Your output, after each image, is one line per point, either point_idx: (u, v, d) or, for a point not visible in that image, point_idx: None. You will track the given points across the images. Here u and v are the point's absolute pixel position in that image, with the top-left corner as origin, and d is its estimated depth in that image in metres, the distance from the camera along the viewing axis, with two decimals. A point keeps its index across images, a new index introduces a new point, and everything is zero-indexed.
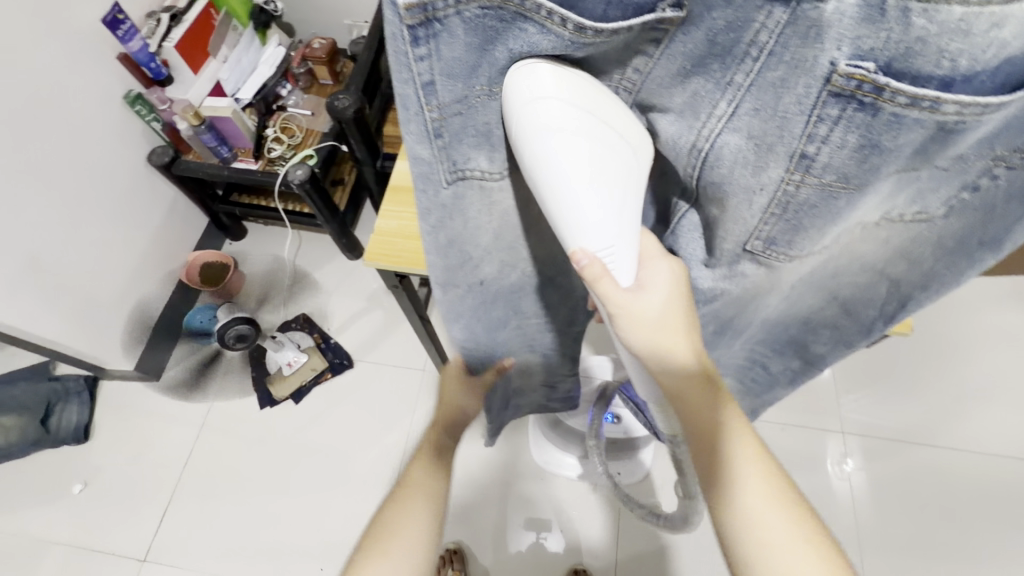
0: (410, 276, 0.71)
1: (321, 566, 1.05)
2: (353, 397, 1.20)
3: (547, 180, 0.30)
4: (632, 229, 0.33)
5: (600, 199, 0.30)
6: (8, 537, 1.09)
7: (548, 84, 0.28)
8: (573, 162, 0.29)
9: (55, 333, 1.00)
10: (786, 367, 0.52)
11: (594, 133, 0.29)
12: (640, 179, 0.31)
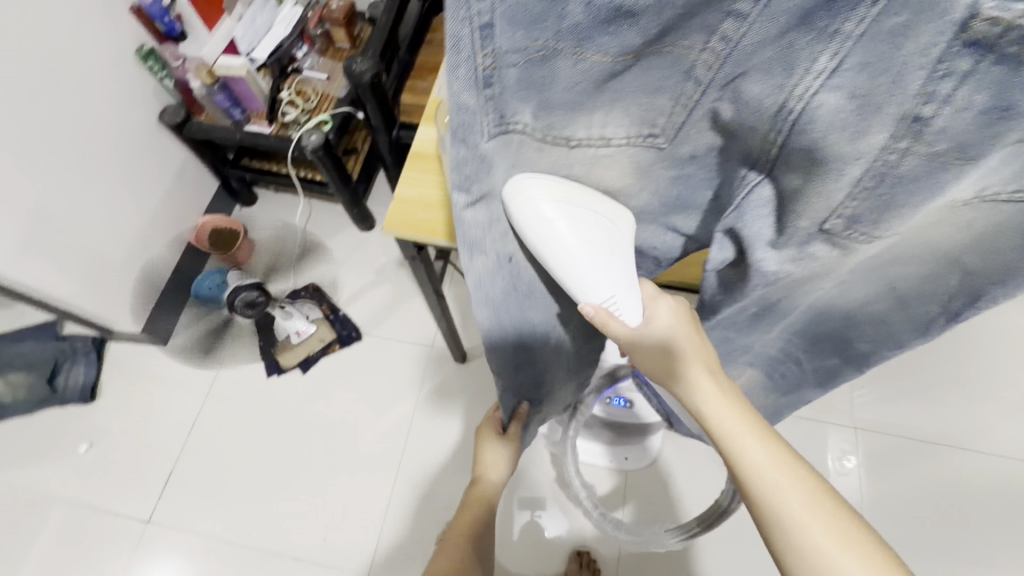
0: (428, 248, 0.68)
1: (324, 536, 1.05)
2: (360, 370, 1.19)
3: (555, 254, 0.37)
4: (626, 280, 0.39)
5: (598, 260, 0.37)
6: (15, 492, 1.10)
7: (538, 190, 0.35)
8: (569, 241, 0.36)
9: (65, 292, 0.99)
10: (821, 363, 0.50)
11: (579, 219, 0.36)
12: (626, 244, 0.39)
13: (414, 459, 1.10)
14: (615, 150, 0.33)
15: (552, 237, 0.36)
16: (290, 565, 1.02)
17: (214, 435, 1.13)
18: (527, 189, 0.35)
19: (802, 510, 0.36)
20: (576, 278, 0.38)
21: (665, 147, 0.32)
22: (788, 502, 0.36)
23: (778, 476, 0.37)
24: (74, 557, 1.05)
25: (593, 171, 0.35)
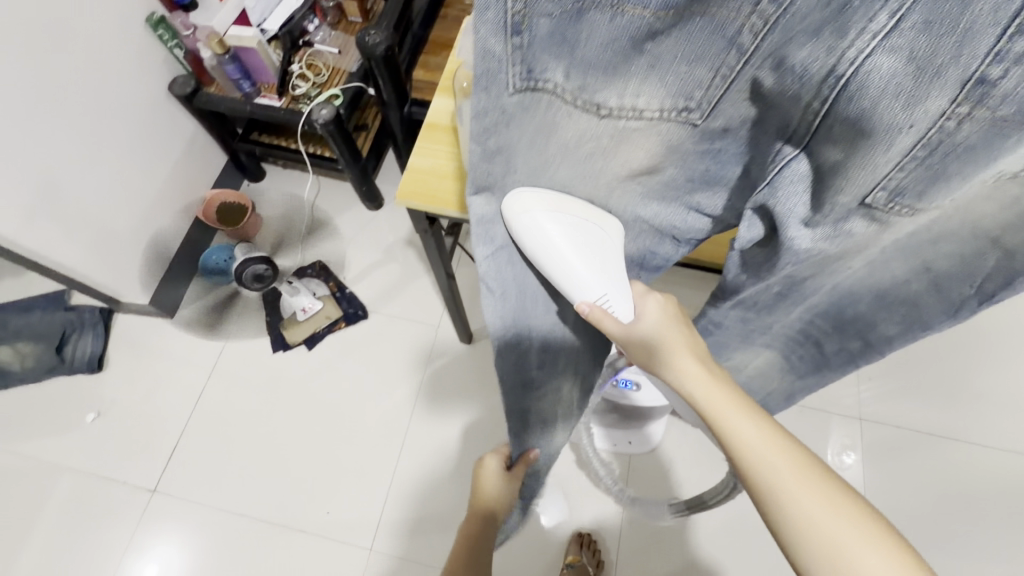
0: (440, 221, 0.68)
1: (327, 510, 1.05)
2: (366, 348, 1.19)
3: (551, 259, 0.41)
4: (617, 278, 0.43)
5: (589, 264, 0.41)
6: (23, 459, 1.11)
7: (531, 201, 0.39)
8: (563, 244, 0.40)
9: (74, 261, 0.98)
10: (843, 346, 0.50)
11: (570, 225, 0.40)
12: (615, 251, 0.42)
13: (419, 437, 1.11)
14: (647, 127, 0.31)
15: (547, 245, 0.40)
16: (295, 537, 1.04)
17: (220, 408, 1.13)
18: (522, 204, 0.39)
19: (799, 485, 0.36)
20: (570, 280, 0.42)
21: (699, 123, 0.31)
22: (787, 481, 0.37)
23: (776, 457, 0.38)
24: (82, 524, 1.06)
25: (621, 148, 0.34)
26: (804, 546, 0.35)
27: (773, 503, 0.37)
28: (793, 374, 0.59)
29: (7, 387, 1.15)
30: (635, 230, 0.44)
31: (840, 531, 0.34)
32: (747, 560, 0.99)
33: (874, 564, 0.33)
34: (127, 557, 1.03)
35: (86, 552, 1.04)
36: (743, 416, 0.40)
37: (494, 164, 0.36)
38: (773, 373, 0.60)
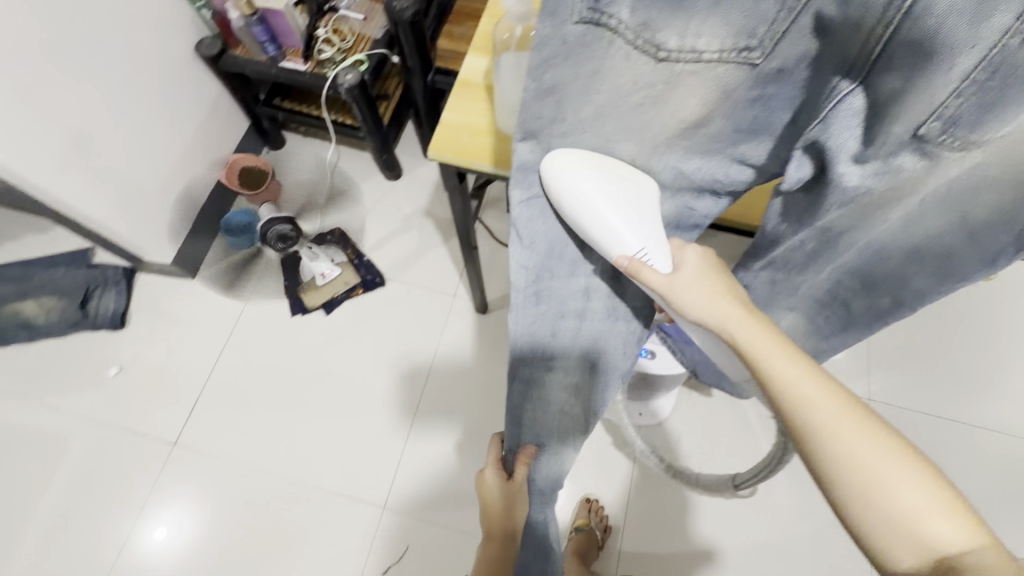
0: (468, 179, 0.69)
1: (343, 468, 1.08)
2: (383, 315, 1.21)
3: (586, 212, 0.46)
4: (656, 236, 0.47)
5: (624, 214, 0.45)
6: (49, 409, 1.14)
7: (575, 161, 0.45)
8: (602, 196, 0.45)
9: (104, 217, 1.01)
10: (871, 305, 0.51)
11: (610, 181, 0.45)
12: (647, 203, 0.46)
13: (433, 402, 1.13)
14: (706, 68, 0.34)
15: (576, 201, 0.46)
16: (311, 493, 1.07)
17: (240, 368, 1.16)
18: (554, 170, 0.46)
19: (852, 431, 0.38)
20: (606, 230, 0.46)
21: (758, 62, 0.33)
22: (829, 416, 0.39)
23: (824, 399, 0.40)
24: (104, 474, 1.09)
25: (675, 94, 0.37)
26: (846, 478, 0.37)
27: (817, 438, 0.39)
28: (816, 338, 0.61)
29: (32, 340, 1.18)
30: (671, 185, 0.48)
31: (880, 461, 0.37)
32: (751, 530, 1.01)
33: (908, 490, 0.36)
34: (148, 507, 1.07)
35: (108, 501, 1.07)
36: (787, 359, 0.42)
37: (548, 101, 0.41)
38: (794, 335, 0.63)
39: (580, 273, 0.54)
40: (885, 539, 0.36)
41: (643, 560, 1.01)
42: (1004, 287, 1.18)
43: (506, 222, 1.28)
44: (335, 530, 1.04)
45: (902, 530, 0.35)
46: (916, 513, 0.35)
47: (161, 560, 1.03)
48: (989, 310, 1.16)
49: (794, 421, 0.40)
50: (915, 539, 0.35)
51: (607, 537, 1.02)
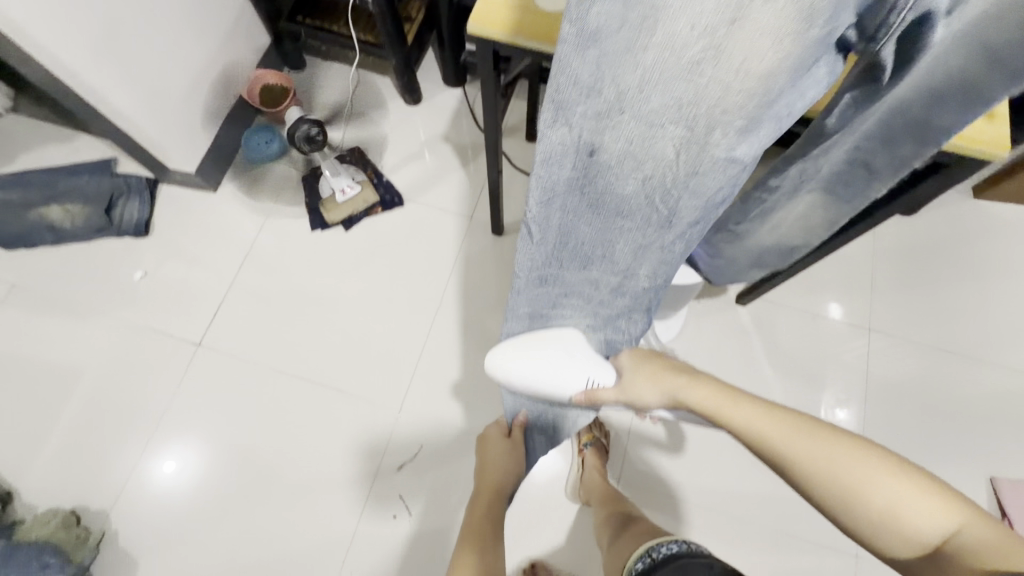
0: (501, 61, 0.76)
1: (361, 374, 1.14)
2: (401, 234, 1.24)
3: (542, 371, 0.73)
4: (592, 369, 0.72)
5: (566, 375, 0.72)
6: (75, 308, 1.18)
7: (512, 365, 0.74)
8: (540, 371, 0.73)
9: (136, 114, 1.02)
10: (894, 155, 0.59)
11: (538, 360, 0.73)
12: (578, 350, 0.74)
13: (448, 316, 1.17)
14: None
15: (533, 366, 0.73)
16: (330, 394, 1.12)
17: (262, 277, 1.20)
18: (513, 347, 0.75)
19: (839, 462, 0.50)
20: (557, 382, 0.73)
21: None
22: (800, 448, 0.52)
23: (796, 437, 0.53)
24: (128, 372, 1.13)
25: (733, 37, 0.41)
26: (830, 500, 0.50)
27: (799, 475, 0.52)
28: (835, 209, 0.71)
29: (58, 244, 1.21)
30: (716, 173, 0.52)
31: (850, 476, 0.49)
32: (742, 440, 1.09)
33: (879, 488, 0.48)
34: (172, 403, 1.11)
35: (132, 396, 1.12)
36: (747, 413, 0.57)
37: (588, 55, 0.44)
38: (810, 213, 0.73)
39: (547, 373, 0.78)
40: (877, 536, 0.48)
41: (642, 465, 1.08)
42: (1006, 233, 1.22)
43: (523, 149, 1.31)
44: (354, 429, 1.10)
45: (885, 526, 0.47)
46: (890, 507, 0.47)
47: (177, 488, 1.06)
48: (984, 251, 1.20)
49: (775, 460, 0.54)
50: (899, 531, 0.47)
51: (608, 441, 1.08)
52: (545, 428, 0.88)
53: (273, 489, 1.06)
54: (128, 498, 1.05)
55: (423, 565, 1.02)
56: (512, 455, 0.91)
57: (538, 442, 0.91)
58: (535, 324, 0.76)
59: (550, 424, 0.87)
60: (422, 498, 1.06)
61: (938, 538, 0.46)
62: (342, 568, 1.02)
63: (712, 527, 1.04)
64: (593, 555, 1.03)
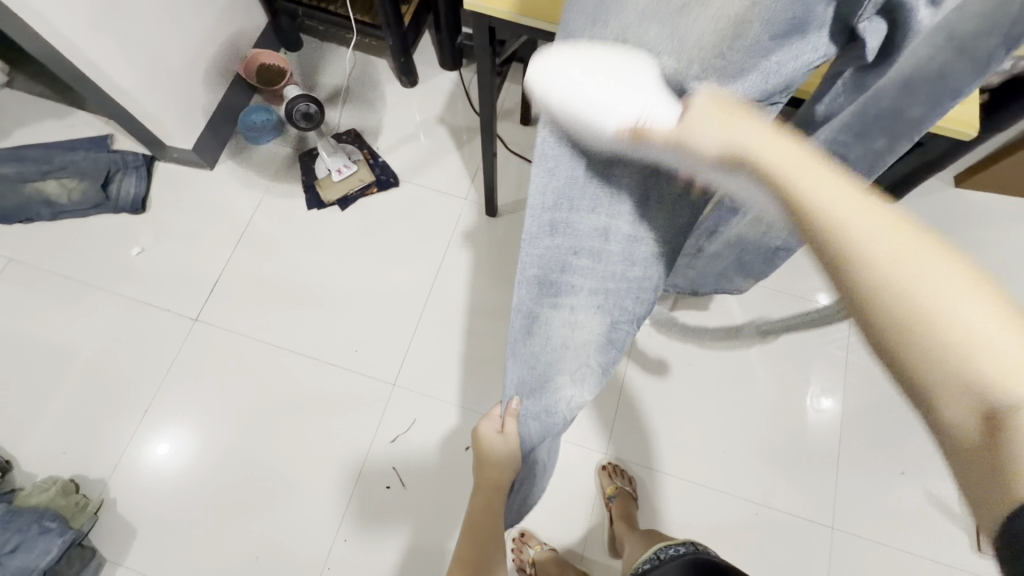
0: (498, 38, 0.77)
1: (356, 349, 1.16)
2: (396, 213, 1.26)
3: (584, 92, 0.46)
4: (660, 93, 0.44)
5: (616, 89, 0.45)
6: (72, 282, 1.19)
7: (543, 66, 0.48)
8: (580, 74, 0.46)
9: (132, 88, 1.03)
10: (868, 150, 0.57)
11: (581, 59, 0.46)
12: (649, 78, 0.44)
13: (442, 295, 1.20)
14: None
15: (574, 86, 0.47)
16: (326, 369, 1.14)
17: (258, 254, 1.22)
18: (561, 50, 0.47)
19: (910, 271, 0.32)
20: (605, 102, 0.45)
21: None
22: (889, 250, 0.33)
23: (880, 230, 0.34)
24: (126, 345, 1.15)
25: None
26: (888, 317, 0.32)
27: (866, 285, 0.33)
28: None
29: (55, 218, 1.22)
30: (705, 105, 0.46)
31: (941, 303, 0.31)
32: (725, 417, 1.13)
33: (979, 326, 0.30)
34: (168, 377, 1.13)
35: (129, 369, 1.13)
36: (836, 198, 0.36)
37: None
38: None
39: (554, 336, 0.64)
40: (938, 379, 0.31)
41: (629, 438, 1.12)
42: (984, 219, 1.25)
43: (517, 133, 1.33)
44: (348, 403, 1.12)
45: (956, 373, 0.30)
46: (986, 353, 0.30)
47: (167, 471, 1.07)
48: (962, 237, 1.24)
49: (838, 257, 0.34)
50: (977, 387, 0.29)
51: (634, 488, 1.07)
52: (542, 421, 0.70)
53: (270, 460, 1.08)
54: (119, 481, 1.06)
55: (416, 536, 1.04)
56: (509, 451, 0.77)
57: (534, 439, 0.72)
58: (545, 298, 0.62)
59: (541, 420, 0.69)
60: (415, 471, 1.08)
61: (1011, 409, 0.28)
62: (337, 537, 1.04)
63: (696, 499, 1.08)
64: (580, 525, 1.07)
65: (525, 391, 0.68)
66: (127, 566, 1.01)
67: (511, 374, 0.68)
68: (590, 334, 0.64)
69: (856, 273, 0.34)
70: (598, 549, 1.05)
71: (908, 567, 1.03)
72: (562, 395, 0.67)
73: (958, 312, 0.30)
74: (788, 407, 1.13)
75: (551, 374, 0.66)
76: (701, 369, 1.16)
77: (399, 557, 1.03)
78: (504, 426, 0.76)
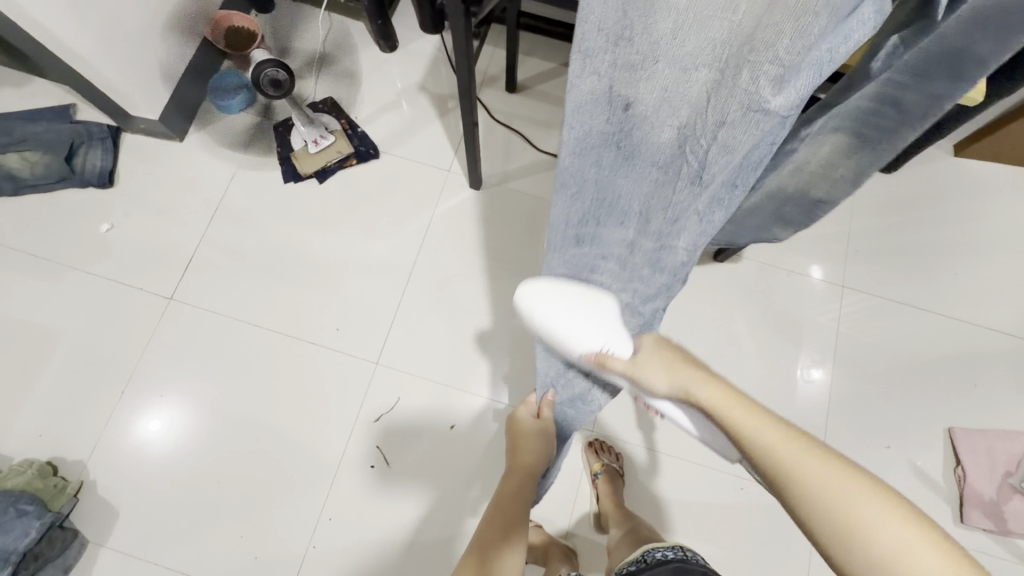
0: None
1: (338, 327, 1.13)
2: (376, 186, 1.21)
3: (562, 321, 0.71)
4: (611, 331, 0.68)
5: (587, 325, 0.70)
6: (40, 260, 1.14)
7: (541, 292, 0.73)
8: (560, 317, 0.72)
9: (86, 52, 0.96)
10: (924, 93, 0.54)
11: (562, 300, 0.72)
12: (608, 317, 0.69)
13: (425, 271, 1.17)
14: None
15: (558, 311, 0.72)
16: (306, 348, 1.12)
17: (233, 229, 1.18)
18: (549, 284, 0.73)
19: (837, 489, 0.44)
20: (573, 333, 0.70)
21: None
22: (809, 477, 0.45)
23: (804, 460, 0.47)
24: (100, 325, 1.12)
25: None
26: (821, 526, 0.44)
27: (800, 503, 0.45)
28: (859, 155, 0.65)
29: (18, 193, 1.17)
30: (747, 127, 0.47)
31: (863, 512, 0.43)
32: None
33: (890, 530, 0.41)
34: (145, 358, 1.10)
35: (106, 349, 1.10)
36: (741, 411, 0.52)
37: (615, 48, 0.47)
38: (834, 157, 0.68)
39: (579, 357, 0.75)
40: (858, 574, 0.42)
41: (618, 414, 1.11)
42: (982, 189, 1.22)
43: (502, 101, 1.27)
44: (331, 383, 1.10)
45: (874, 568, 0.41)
46: (895, 550, 0.41)
47: (153, 449, 1.06)
48: (960, 208, 1.21)
49: (763, 464, 0.48)
50: None
51: (621, 465, 1.07)
52: (578, 408, 0.84)
53: (263, 430, 1.07)
54: (101, 462, 1.04)
55: (407, 520, 1.04)
56: (543, 438, 0.89)
57: (569, 415, 0.86)
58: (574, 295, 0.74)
59: (571, 397, 0.83)
60: (400, 448, 1.07)
61: None
62: (322, 515, 1.03)
63: (683, 474, 1.08)
64: (566, 500, 1.07)
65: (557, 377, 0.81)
66: (110, 547, 1.00)
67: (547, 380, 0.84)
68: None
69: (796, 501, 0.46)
70: (586, 526, 1.05)
71: None
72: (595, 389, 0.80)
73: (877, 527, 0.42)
74: (777, 382, 1.12)
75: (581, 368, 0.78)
76: (691, 344, 1.15)
77: (391, 538, 1.03)
78: (541, 411, 0.89)
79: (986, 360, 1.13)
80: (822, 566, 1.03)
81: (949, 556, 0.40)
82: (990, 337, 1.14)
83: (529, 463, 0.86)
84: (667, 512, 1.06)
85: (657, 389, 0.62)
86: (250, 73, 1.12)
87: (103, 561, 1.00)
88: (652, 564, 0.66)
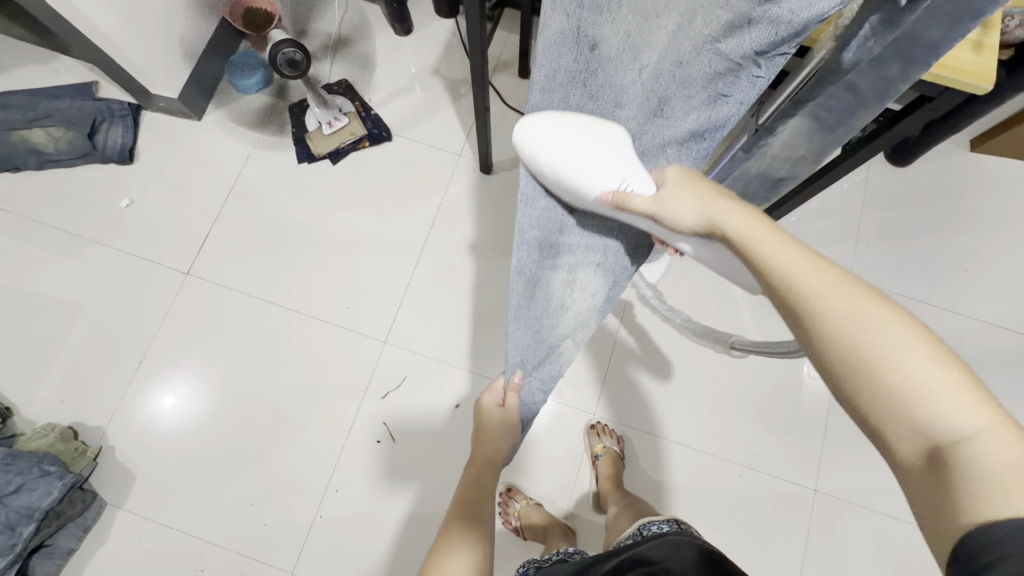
0: None
1: (348, 306, 1.16)
2: (388, 168, 1.23)
3: (568, 165, 0.59)
4: (631, 166, 0.58)
5: (602, 155, 0.58)
6: (62, 233, 1.18)
7: (548, 120, 0.61)
8: (565, 169, 0.59)
9: (111, 28, 0.98)
10: (879, 77, 0.54)
11: (569, 125, 0.60)
12: (623, 153, 0.59)
13: (434, 254, 1.18)
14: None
15: (565, 145, 0.59)
16: (316, 325, 1.15)
17: (248, 208, 1.20)
18: (548, 119, 0.61)
19: (857, 307, 0.40)
20: (589, 174, 0.58)
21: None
22: (834, 298, 0.41)
23: (823, 282, 0.42)
24: (120, 297, 1.15)
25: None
26: (835, 350, 0.39)
27: (812, 321, 0.41)
28: (819, 134, 0.64)
29: (43, 167, 1.20)
30: (702, 62, 0.60)
31: (881, 338, 0.38)
32: (715, 380, 1.13)
33: (909, 360, 0.36)
34: (161, 330, 1.14)
35: (124, 321, 1.14)
36: (773, 243, 0.47)
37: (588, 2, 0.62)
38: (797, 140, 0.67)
39: (562, 301, 0.70)
40: (894, 432, 0.36)
41: (622, 400, 1.13)
42: (1001, 185, 1.21)
43: (514, 87, 1.28)
44: (340, 359, 1.13)
45: (902, 412, 0.35)
46: (917, 385, 0.35)
47: (168, 419, 1.09)
48: (974, 205, 1.20)
49: (793, 301, 0.43)
50: (905, 414, 0.35)
51: (622, 447, 1.09)
52: (544, 382, 0.77)
53: (273, 403, 1.11)
54: (119, 429, 1.08)
55: (412, 494, 1.07)
56: (507, 428, 0.84)
57: (538, 398, 0.80)
58: (545, 258, 0.68)
59: (544, 376, 0.76)
60: (406, 425, 1.10)
61: (951, 446, 0.34)
62: (329, 487, 1.07)
63: (681, 460, 1.10)
64: (566, 482, 1.09)
65: (529, 353, 0.73)
66: (127, 509, 1.05)
67: (515, 355, 0.73)
68: (589, 300, 0.71)
69: (807, 319, 0.42)
70: (585, 506, 1.07)
71: (888, 531, 1.05)
72: (572, 347, 0.73)
73: (887, 347, 0.37)
74: (780, 372, 1.13)
75: (553, 337, 0.72)
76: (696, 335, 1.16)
77: (395, 512, 1.06)
78: (504, 399, 0.82)
79: (994, 357, 1.12)
80: (817, 555, 1.04)
81: (972, 391, 0.35)
82: (999, 334, 1.13)
83: (483, 457, 0.85)
84: (665, 498, 1.08)
85: (686, 224, 0.54)
86: (267, 54, 1.13)
87: (120, 522, 1.04)
88: (646, 539, 0.67)
